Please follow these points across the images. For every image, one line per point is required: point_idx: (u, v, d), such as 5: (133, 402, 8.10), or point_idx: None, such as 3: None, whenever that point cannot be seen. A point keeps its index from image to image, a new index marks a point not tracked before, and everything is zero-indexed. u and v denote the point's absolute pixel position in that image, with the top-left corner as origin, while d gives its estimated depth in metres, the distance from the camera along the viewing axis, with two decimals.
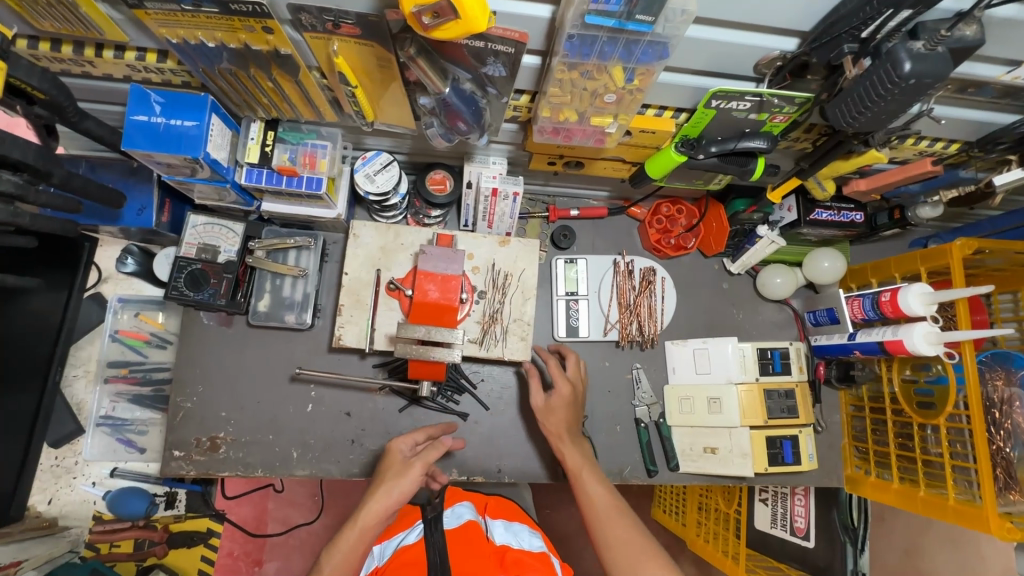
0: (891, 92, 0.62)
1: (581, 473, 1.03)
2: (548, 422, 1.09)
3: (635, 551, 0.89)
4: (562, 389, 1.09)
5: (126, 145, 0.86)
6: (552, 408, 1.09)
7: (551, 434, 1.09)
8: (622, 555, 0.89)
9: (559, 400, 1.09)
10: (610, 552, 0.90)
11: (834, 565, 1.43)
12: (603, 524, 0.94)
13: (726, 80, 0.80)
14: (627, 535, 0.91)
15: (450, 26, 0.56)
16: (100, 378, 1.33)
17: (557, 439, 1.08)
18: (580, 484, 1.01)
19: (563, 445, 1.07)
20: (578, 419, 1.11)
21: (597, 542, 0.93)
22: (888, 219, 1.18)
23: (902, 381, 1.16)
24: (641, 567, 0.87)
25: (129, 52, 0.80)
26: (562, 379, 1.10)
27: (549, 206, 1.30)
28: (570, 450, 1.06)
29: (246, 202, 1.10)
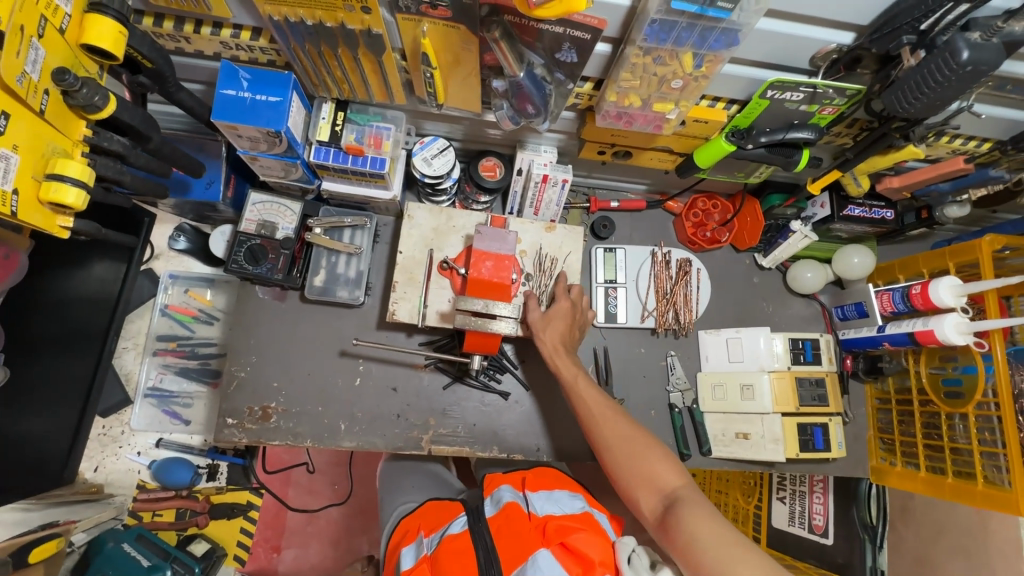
0: (948, 78, 0.67)
1: (576, 384, 1.08)
2: (545, 335, 1.11)
3: (633, 446, 0.97)
4: (563, 305, 1.12)
5: (215, 117, 0.91)
6: (551, 321, 1.11)
7: (549, 348, 1.11)
8: (622, 451, 0.97)
9: (557, 314, 1.12)
10: (613, 450, 0.98)
11: (854, 563, 1.42)
12: (602, 427, 1.01)
13: (782, 72, 0.86)
14: (625, 432, 0.99)
15: (554, 5, 0.62)
16: (148, 351, 1.38)
17: (555, 354, 1.11)
18: (576, 393, 1.06)
19: (558, 356, 1.11)
20: (572, 336, 1.15)
21: (598, 444, 1.01)
22: (914, 218, 1.25)
23: (929, 373, 1.21)
24: (644, 461, 0.95)
25: (226, 29, 0.86)
26: (562, 299, 1.13)
27: (591, 197, 1.36)
28: (565, 361, 1.11)
29: (309, 180, 1.15)
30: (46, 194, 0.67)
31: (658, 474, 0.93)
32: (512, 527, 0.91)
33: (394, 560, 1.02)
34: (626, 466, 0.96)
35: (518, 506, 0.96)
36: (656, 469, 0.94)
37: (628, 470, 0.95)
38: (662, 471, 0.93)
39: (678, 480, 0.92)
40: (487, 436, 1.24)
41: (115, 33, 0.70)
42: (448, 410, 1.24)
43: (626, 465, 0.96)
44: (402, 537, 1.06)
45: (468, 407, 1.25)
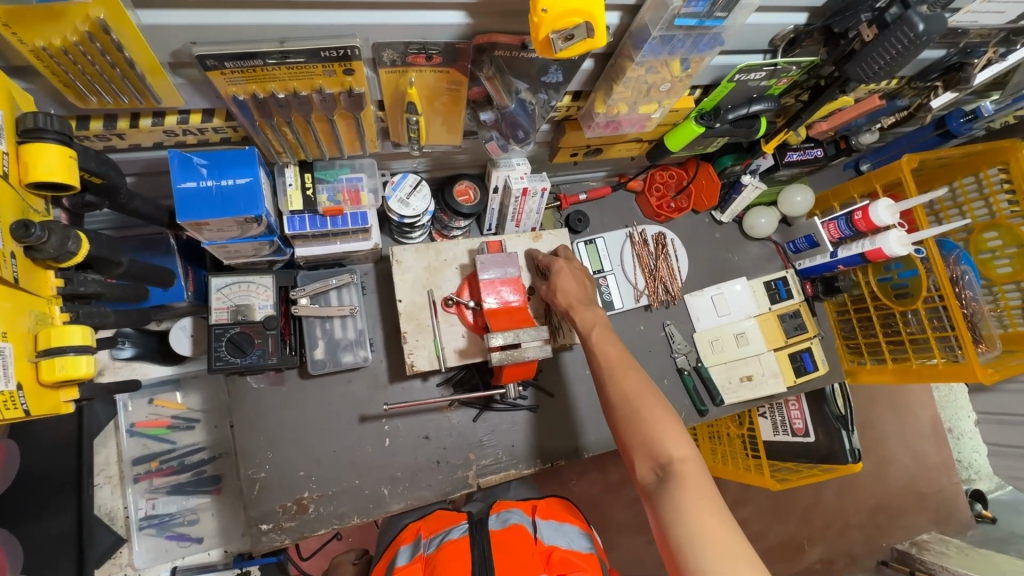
0: (908, 49, 0.76)
1: (591, 333, 1.02)
2: (558, 296, 1.07)
3: (638, 407, 0.91)
4: (564, 265, 1.11)
5: (181, 218, 0.79)
6: (560, 281, 1.08)
7: (563, 305, 1.06)
8: (627, 410, 0.92)
9: (561, 275, 1.09)
10: (619, 408, 0.93)
11: (835, 452, 1.54)
12: (613, 379, 0.96)
13: (746, 56, 0.91)
14: (636, 390, 0.93)
15: (580, 45, 0.60)
16: (129, 479, 1.21)
17: (572, 308, 1.05)
18: (590, 343, 1.00)
19: (575, 310, 1.05)
20: (588, 291, 1.09)
21: (606, 397, 0.96)
22: (835, 150, 1.38)
23: (877, 282, 1.41)
24: (647, 425, 0.89)
25: (170, 116, 0.74)
26: (556, 260, 1.11)
27: (559, 194, 1.37)
28: (584, 314, 1.04)
29: (281, 251, 1.04)
30: (52, 373, 0.60)
31: (660, 441, 0.87)
32: (516, 547, 0.91)
33: (388, 556, 1.03)
34: (628, 427, 0.91)
35: (525, 529, 0.97)
36: (656, 436, 0.88)
37: (628, 431, 0.91)
38: (666, 440, 0.87)
39: (679, 454, 0.85)
40: (527, 453, 1.25)
41: (64, 159, 0.59)
42: (484, 441, 1.23)
43: (627, 425, 0.92)
44: (401, 534, 1.06)
45: (503, 431, 1.25)
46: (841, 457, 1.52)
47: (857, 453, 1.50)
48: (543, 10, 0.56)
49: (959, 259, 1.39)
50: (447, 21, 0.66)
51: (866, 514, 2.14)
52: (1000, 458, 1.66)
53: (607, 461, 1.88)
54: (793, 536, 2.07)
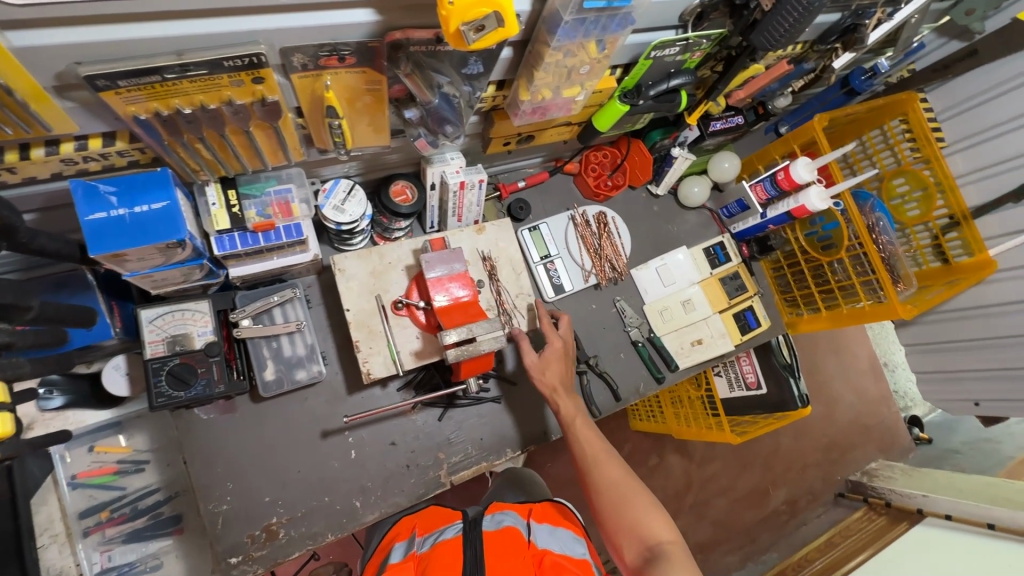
0: (803, 17, 0.82)
1: (574, 422, 1.14)
2: (546, 376, 1.17)
3: (623, 492, 1.03)
4: (556, 344, 1.18)
5: (93, 251, 0.74)
6: (549, 363, 1.17)
7: (548, 388, 1.18)
8: (612, 495, 1.03)
9: (553, 355, 1.18)
10: (604, 494, 1.04)
11: (785, 400, 1.61)
12: (598, 469, 1.07)
13: (658, 33, 0.94)
14: (619, 477, 1.05)
15: (492, 35, 0.60)
16: (78, 534, 1.14)
17: (555, 394, 1.17)
18: (574, 432, 1.13)
19: (559, 396, 1.17)
20: (570, 375, 1.20)
21: (590, 484, 1.06)
22: (755, 115, 1.46)
23: (805, 236, 1.49)
24: (632, 509, 1.01)
25: (66, 143, 0.69)
26: (555, 338, 1.18)
27: (498, 184, 1.37)
28: (565, 401, 1.17)
29: (213, 273, 0.99)
30: None
31: (646, 526, 0.99)
32: (509, 550, 0.91)
33: (382, 551, 1.02)
34: (615, 513, 1.02)
35: (518, 531, 0.95)
36: (644, 519, 0.99)
37: (616, 514, 1.01)
38: (651, 522, 0.99)
39: (666, 536, 0.97)
40: (496, 446, 1.26)
41: None
42: (452, 439, 1.23)
43: (614, 509, 1.02)
44: (396, 530, 1.06)
45: (470, 426, 1.25)
46: (790, 403, 1.59)
47: (805, 397, 1.57)
48: (450, 2, 0.56)
49: (874, 207, 1.49)
50: (355, 20, 0.65)
51: (821, 451, 2.30)
52: (928, 384, 1.82)
53: None
54: (758, 484, 2.20)
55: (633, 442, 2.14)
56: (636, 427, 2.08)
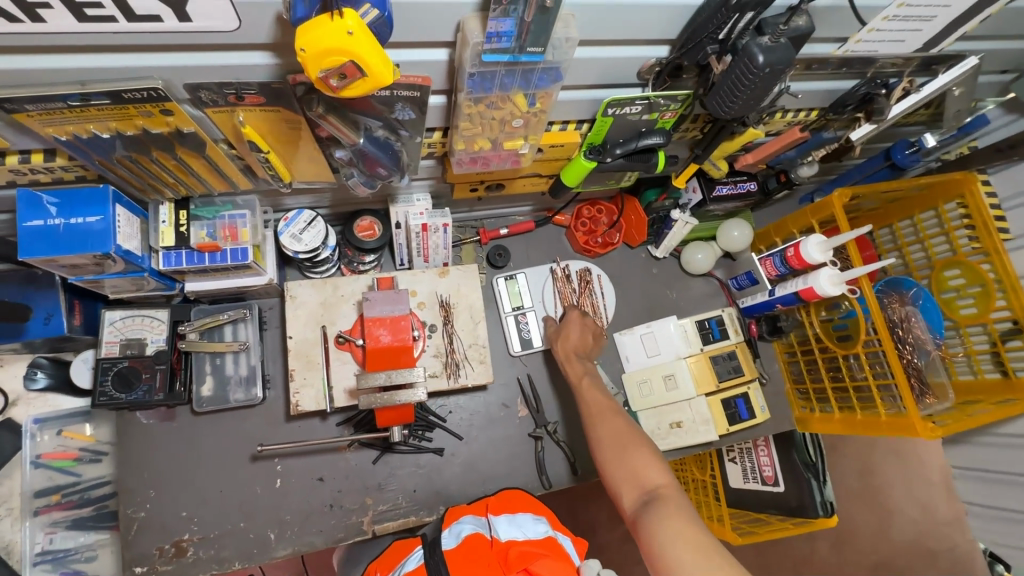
0: (755, 80, 0.72)
1: (582, 384, 1.15)
2: (559, 346, 1.24)
3: (623, 442, 0.99)
4: (575, 316, 1.27)
5: (23, 255, 0.80)
6: (564, 334, 1.24)
7: (562, 355, 1.22)
8: (611, 445, 1.00)
9: (570, 325, 1.25)
10: (604, 445, 1.01)
11: (805, 504, 1.42)
12: (596, 423, 1.05)
13: (615, 90, 0.88)
14: (618, 429, 1.02)
15: (358, 84, 0.59)
16: (27, 512, 1.20)
17: (568, 359, 1.21)
18: (581, 392, 1.14)
19: (570, 362, 1.20)
20: (587, 345, 1.24)
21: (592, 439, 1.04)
22: (777, 183, 1.32)
23: (821, 322, 1.30)
24: (630, 458, 0.96)
25: (10, 156, 0.75)
26: (573, 311, 1.28)
27: (479, 229, 1.34)
28: (576, 366, 1.19)
29: (168, 286, 1.04)
30: None
31: (644, 473, 0.93)
32: (473, 556, 0.83)
33: None
34: (613, 464, 0.97)
35: (480, 536, 0.88)
36: (642, 467, 0.94)
37: (615, 464, 0.97)
38: (648, 469, 0.93)
39: (661, 481, 0.91)
40: (427, 503, 1.19)
41: None
42: (385, 485, 1.18)
43: (614, 459, 0.98)
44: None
45: (407, 474, 1.19)
46: (810, 509, 1.39)
47: (828, 504, 1.39)
48: (302, 50, 0.54)
49: (921, 297, 1.29)
50: (253, 62, 0.66)
51: None
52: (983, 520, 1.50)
53: (573, 506, 1.76)
54: None
55: None
56: None
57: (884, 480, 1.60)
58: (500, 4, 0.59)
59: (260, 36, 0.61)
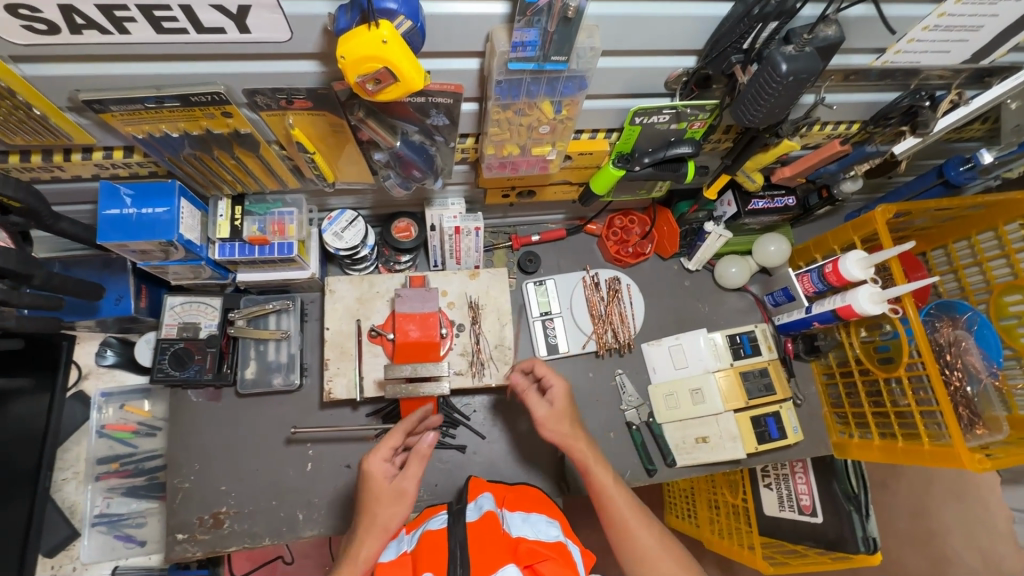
0: (777, 89, 0.72)
1: (592, 468, 1.00)
2: (551, 425, 1.04)
3: (660, 558, 0.92)
4: (561, 387, 1.06)
5: (101, 240, 0.91)
6: (558, 409, 1.04)
7: (556, 434, 1.04)
8: (648, 561, 0.92)
9: (560, 398, 1.05)
10: (637, 561, 0.93)
11: (846, 539, 1.36)
12: (624, 528, 0.95)
13: (643, 99, 0.90)
14: (651, 542, 0.94)
15: (392, 88, 0.64)
16: (91, 477, 1.33)
17: (567, 441, 1.03)
18: (593, 481, 0.99)
19: (570, 443, 1.02)
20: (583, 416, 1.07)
21: (618, 546, 0.95)
22: (818, 198, 1.30)
23: (862, 343, 1.25)
24: None
25: (97, 152, 0.86)
26: (557, 381, 1.06)
27: (512, 235, 1.38)
28: (578, 448, 1.02)
29: (221, 275, 1.14)
30: None
31: None
32: (488, 534, 0.88)
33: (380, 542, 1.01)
34: None
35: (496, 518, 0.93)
36: None
37: None
38: None
39: None
40: (447, 498, 1.22)
41: None
42: None
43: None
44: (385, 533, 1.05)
45: (429, 469, 1.23)
46: (850, 545, 1.34)
47: (870, 542, 1.33)
48: (342, 57, 0.60)
49: (975, 323, 1.22)
50: (303, 69, 0.73)
51: None
52: None
53: None
54: None
55: None
56: (669, 522, 1.91)
57: (941, 522, 1.45)
58: (525, 15, 0.63)
59: (309, 46, 0.68)
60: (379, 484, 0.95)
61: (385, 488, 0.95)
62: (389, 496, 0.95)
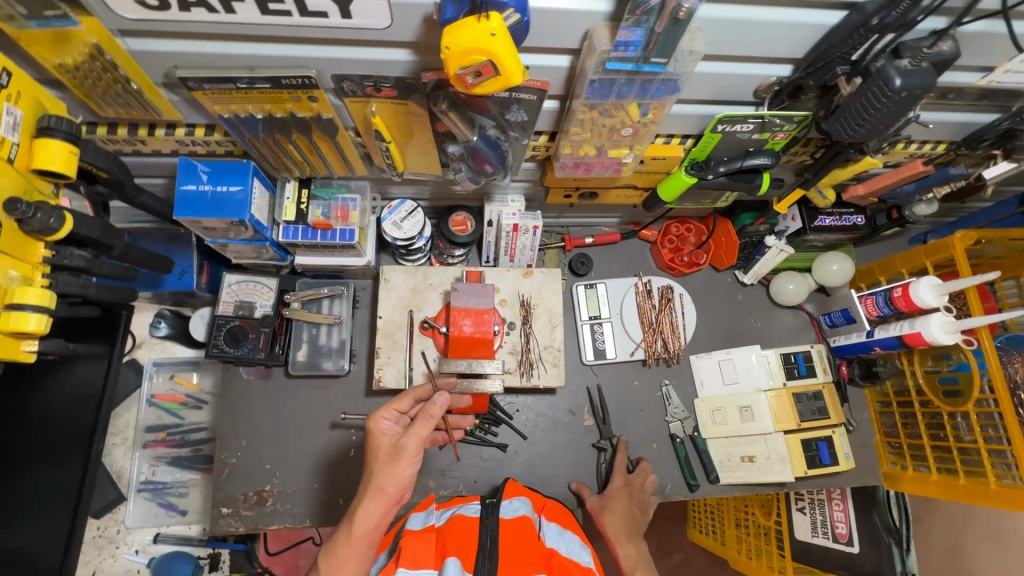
0: (887, 104, 0.70)
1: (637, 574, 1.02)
2: (605, 518, 1.11)
3: None
4: (619, 483, 1.17)
5: (177, 214, 0.92)
6: (610, 505, 1.13)
7: (609, 534, 1.09)
8: None
9: (616, 492, 1.15)
10: None
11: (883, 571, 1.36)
12: None
13: (729, 106, 0.87)
14: None
15: (491, 81, 0.63)
16: (139, 444, 1.36)
17: (616, 539, 1.08)
18: None
19: (617, 542, 1.07)
20: (634, 521, 1.12)
21: None
22: (886, 219, 1.23)
23: (926, 373, 1.20)
24: None
25: (179, 129, 0.87)
26: (617, 478, 1.18)
27: (565, 236, 1.37)
28: (625, 551, 1.06)
29: (281, 256, 1.15)
30: (6, 325, 0.67)
31: None
32: (522, 538, 0.88)
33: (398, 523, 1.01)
34: None
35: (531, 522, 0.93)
36: None
37: None
38: None
39: None
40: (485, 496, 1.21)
41: (65, 153, 0.72)
42: (447, 471, 1.22)
43: None
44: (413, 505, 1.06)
45: (469, 465, 1.23)
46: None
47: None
48: (447, 48, 0.59)
49: None
50: (395, 58, 0.72)
51: None
52: None
53: None
54: None
55: (683, 553, 1.88)
56: (692, 536, 1.87)
57: None
58: (634, 14, 0.61)
59: (405, 34, 0.68)
60: (380, 440, 0.91)
61: (384, 446, 0.90)
62: (388, 453, 0.89)
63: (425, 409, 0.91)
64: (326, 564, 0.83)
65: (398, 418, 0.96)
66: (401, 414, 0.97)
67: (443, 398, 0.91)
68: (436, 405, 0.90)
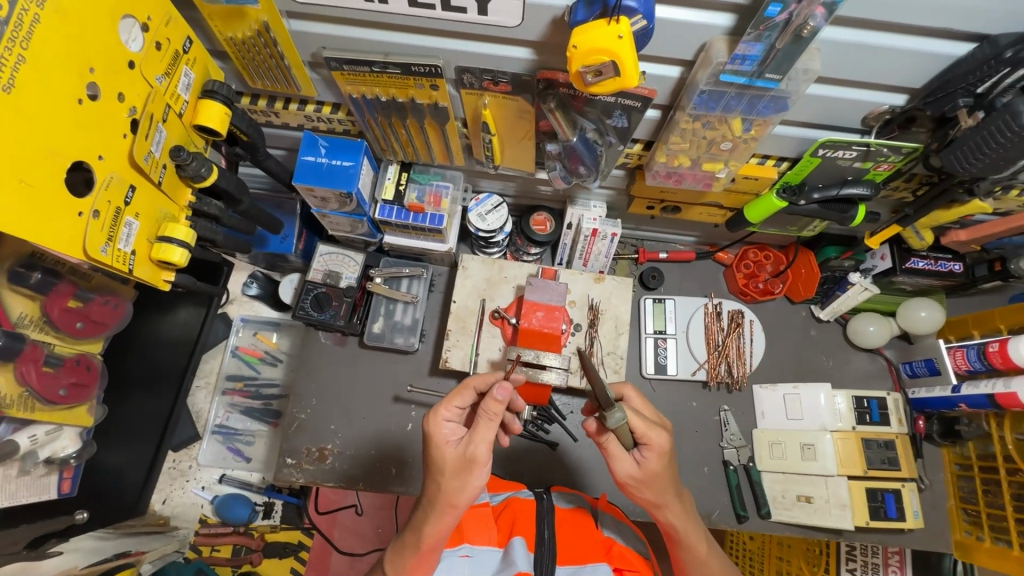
0: (1010, 138, 0.69)
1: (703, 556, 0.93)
2: (645, 489, 0.87)
3: None
4: (655, 445, 0.84)
5: (296, 181, 1.02)
6: (649, 475, 0.85)
7: (648, 495, 0.88)
8: None
9: (654, 460, 0.85)
10: None
11: None
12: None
13: (833, 132, 0.86)
14: None
15: (609, 82, 0.67)
16: (219, 390, 1.48)
17: (654, 506, 0.89)
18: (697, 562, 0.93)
19: (661, 508, 0.89)
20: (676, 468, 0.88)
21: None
22: (987, 270, 1.16)
23: (1015, 439, 1.10)
24: None
25: (310, 105, 0.97)
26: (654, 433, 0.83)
27: (639, 249, 1.40)
28: (671, 510, 0.90)
29: (372, 234, 1.23)
30: (157, 254, 0.78)
31: None
32: (579, 529, 0.93)
33: None
34: None
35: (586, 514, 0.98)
36: None
37: None
38: None
39: None
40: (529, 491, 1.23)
41: (221, 115, 0.80)
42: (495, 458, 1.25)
43: None
44: None
45: (518, 457, 1.25)
46: None
47: None
48: (575, 46, 0.64)
49: None
50: (516, 55, 0.79)
51: None
52: None
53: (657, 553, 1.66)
54: None
55: None
56: None
57: None
58: (757, 29, 0.64)
59: (532, 34, 0.73)
60: (444, 453, 0.83)
61: (450, 457, 0.83)
62: (457, 464, 0.82)
63: (485, 407, 0.81)
64: (400, 563, 0.86)
65: (459, 415, 0.88)
66: (461, 408, 0.89)
67: (503, 392, 0.80)
68: (495, 403, 0.80)
